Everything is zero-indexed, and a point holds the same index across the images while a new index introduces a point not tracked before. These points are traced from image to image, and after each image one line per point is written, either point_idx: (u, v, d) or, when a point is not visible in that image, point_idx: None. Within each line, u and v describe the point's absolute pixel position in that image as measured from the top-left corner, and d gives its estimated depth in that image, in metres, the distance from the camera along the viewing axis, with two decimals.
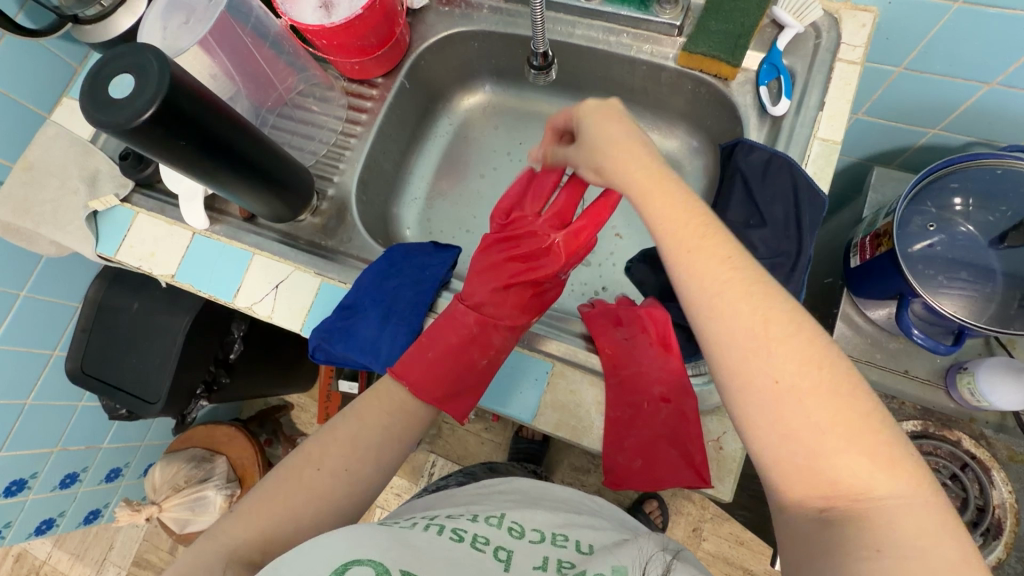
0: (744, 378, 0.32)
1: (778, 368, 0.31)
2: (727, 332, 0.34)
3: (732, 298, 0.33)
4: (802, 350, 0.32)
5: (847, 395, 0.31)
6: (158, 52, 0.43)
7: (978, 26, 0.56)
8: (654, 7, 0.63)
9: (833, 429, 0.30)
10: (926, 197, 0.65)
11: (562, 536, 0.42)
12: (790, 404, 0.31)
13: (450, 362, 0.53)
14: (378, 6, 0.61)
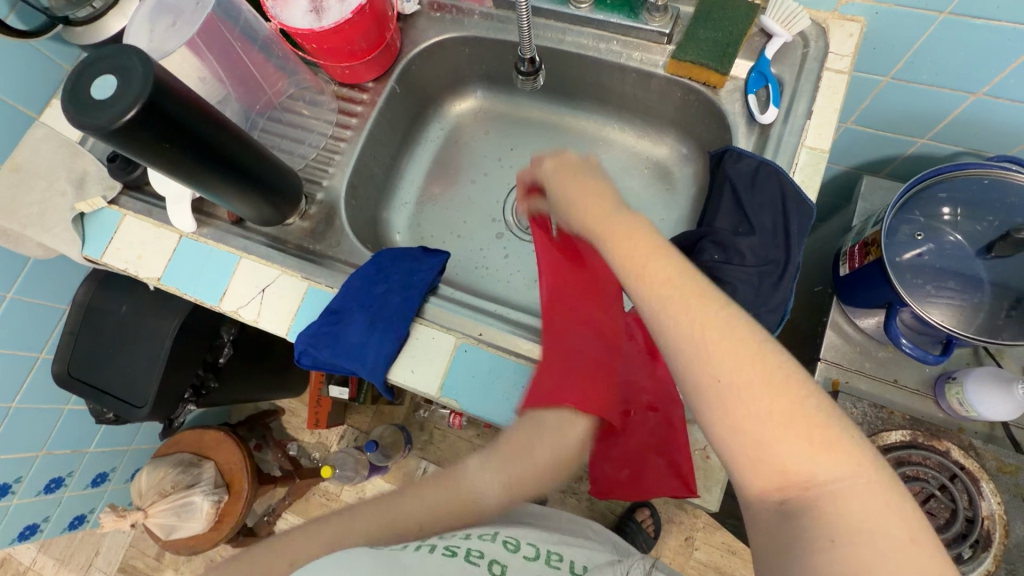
0: (695, 380, 0.32)
1: (719, 366, 0.31)
2: (683, 343, 0.32)
3: (675, 305, 0.33)
4: (733, 339, 0.31)
5: (780, 382, 0.30)
6: (141, 53, 0.43)
7: (963, 37, 0.57)
8: (644, 15, 0.63)
9: (772, 416, 0.30)
10: (913, 206, 0.65)
11: (556, 555, 0.45)
12: (731, 398, 0.30)
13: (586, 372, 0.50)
14: (368, 10, 0.61)
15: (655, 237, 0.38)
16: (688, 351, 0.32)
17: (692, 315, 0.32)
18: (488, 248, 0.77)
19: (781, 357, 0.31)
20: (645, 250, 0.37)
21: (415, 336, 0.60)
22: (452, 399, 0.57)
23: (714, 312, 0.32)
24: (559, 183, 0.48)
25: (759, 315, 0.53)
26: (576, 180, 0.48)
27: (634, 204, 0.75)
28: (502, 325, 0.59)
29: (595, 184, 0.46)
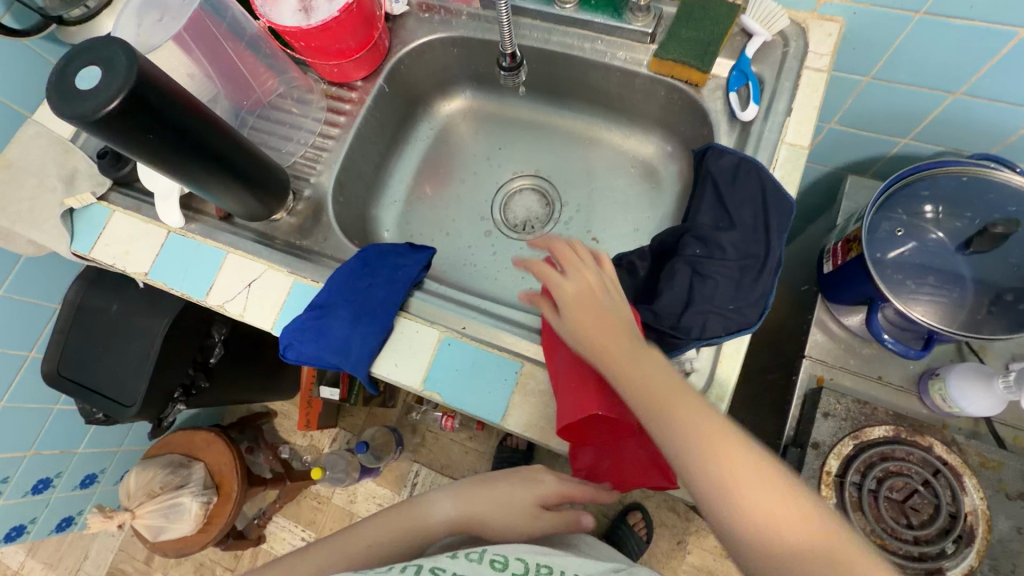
0: (722, 504, 0.37)
1: (740, 494, 0.37)
2: (707, 476, 0.38)
3: (696, 440, 0.39)
4: (778, 505, 0.37)
5: (784, 497, 0.37)
6: (127, 45, 0.43)
7: (939, 36, 0.58)
8: (627, 15, 0.65)
9: (789, 531, 0.36)
10: (896, 203, 0.66)
11: (546, 568, 0.42)
12: (751, 513, 0.36)
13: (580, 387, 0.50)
14: (355, 9, 0.62)
15: (665, 372, 0.42)
16: (707, 480, 0.38)
17: (707, 442, 0.38)
18: (476, 246, 0.77)
19: (783, 478, 0.37)
20: (661, 383, 0.42)
21: (400, 330, 0.60)
22: (435, 392, 0.57)
23: (750, 463, 0.38)
24: (581, 326, 0.46)
25: (739, 309, 0.54)
26: (589, 310, 0.46)
27: (620, 202, 0.75)
28: (486, 319, 0.60)
29: (609, 317, 0.46)
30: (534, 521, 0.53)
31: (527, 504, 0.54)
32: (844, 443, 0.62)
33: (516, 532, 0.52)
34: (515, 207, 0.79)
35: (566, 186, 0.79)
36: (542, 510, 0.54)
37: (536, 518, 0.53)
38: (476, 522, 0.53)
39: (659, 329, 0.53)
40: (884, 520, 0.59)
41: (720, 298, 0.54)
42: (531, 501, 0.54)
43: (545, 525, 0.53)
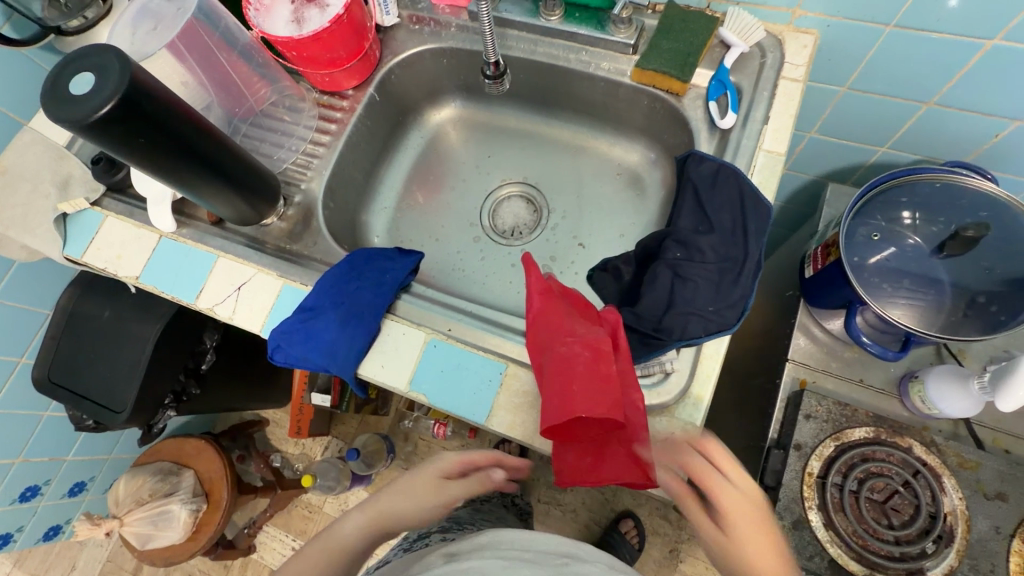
0: None
1: None
2: None
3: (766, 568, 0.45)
4: None
5: None
6: (120, 53, 0.45)
7: (909, 48, 0.60)
8: (610, 27, 0.67)
9: None
10: (874, 209, 0.67)
11: None
12: None
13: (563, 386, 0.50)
14: (346, 20, 0.64)
15: (760, 509, 0.48)
16: None
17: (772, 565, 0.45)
18: (465, 251, 0.78)
19: None
20: (761, 524, 0.47)
21: (386, 332, 0.61)
22: (420, 393, 0.58)
23: None
24: (736, 519, 0.47)
25: (718, 310, 0.55)
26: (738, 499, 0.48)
27: (606, 209, 0.77)
28: (472, 321, 0.61)
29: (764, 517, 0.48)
30: (440, 491, 0.56)
31: (429, 480, 0.57)
32: (826, 444, 0.63)
33: (427, 507, 0.55)
34: (503, 214, 0.80)
35: (554, 193, 0.80)
36: (448, 481, 0.57)
37: (441, 488, 0.56)
38: (388, 521, 0.53)
39: (641, 331, 0.55)
40: (865, 520, 0.59)
41: (700, 300, 0.56)
42: (433, 477, 0.57)
43: (455, 489, 0.57)
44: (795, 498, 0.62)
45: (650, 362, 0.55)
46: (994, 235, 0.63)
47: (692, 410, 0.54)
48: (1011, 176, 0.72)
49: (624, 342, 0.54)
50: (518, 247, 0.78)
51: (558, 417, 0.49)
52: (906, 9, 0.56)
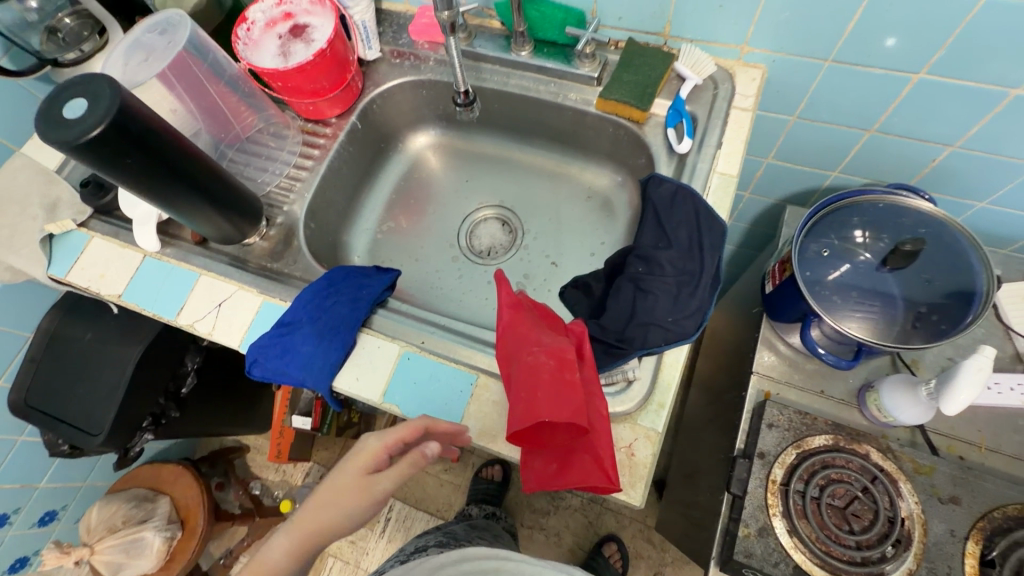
0: None
1: None
2: None
3: None
4: None
5: None
6: (112, 81, 0.48)
7: (847, 81, 0.66)
8: (575, 61, 0.72)
9: None
10: (826, 228, 0.71)
11: None
12: None
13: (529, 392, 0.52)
14: (329, 53, 0.69)
15: None
16: None
17: None
18: (443, 270, 0.81)
19: None
20: None
21: (362, 345, 0.63)
22: (394, 403, 0.60)
23: None
24: None
25: (677, 321, 0.58)
26: None
27: (578, 229, 0.81)
28: (444, 334, 0.63)
29: None
30: (370, 490, 0.50)
31: (354, 481, 0.51)
32: (788, 453, 0.66)
33: (359, 511, 0.49)
34: (479, 235, 0.84)
35: (528, 215, 0.84)
36: (376, 474, 0.52)
37: (369, 485, 0.50)
38: (318, 535, 0.48)
39: (605, 342, 0.58)
40: (827, 526, 0.61)
41: (659, 311, 0.59)
42: (356, 475, 0.51)
43: (386, 483, 0.51)
44: (759, 505, 0.64)
45: (614, 370, 0.57)
46: (933, 249, 0.67)
47: (655, 417, 0.56)
48: (951, 198, 0.77)
49: (588, 350, 0.57)
50: (494, 267, 0.81)
51: (522, 422, 0.50)
52: (840, 46, 0.62)
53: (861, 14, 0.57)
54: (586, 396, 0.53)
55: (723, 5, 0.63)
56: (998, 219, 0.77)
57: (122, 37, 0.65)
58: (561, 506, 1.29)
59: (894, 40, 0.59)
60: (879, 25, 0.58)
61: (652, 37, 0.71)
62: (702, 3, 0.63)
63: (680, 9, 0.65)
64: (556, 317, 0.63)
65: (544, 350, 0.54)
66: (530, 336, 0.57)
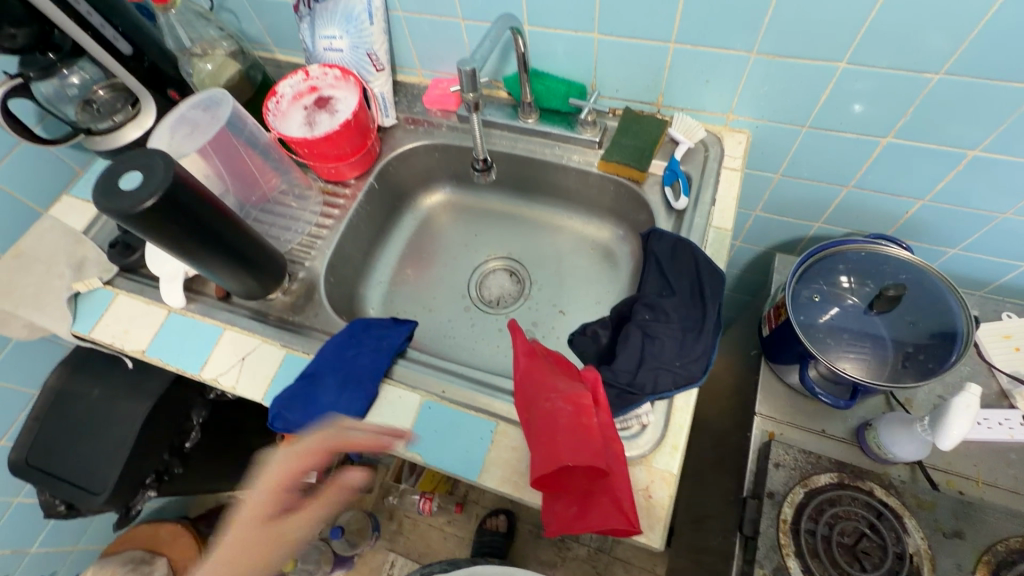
0: None
1: None
2: None
3: None
4: None
5: None
6: (165, 155, 0.53)
7: (822, 144, 0.73)
8: (578, 126, 0.79)
9: None
10: (815, 275, 0.77)
11: None
12: None
13: (549, 437, 0.54)
14: (352, 123, 0.75)
15: None
16: None
17: None
18: (455, 320, 0.85)
19: None
20: None
21: (383, 396, 0.65)
22: (417, 452, 0.61)
23: None
24: None
25: (685, 364, 0.61)
26: None
27: (583, 279, 0.85)
28: (464, 383, 0.65)
29: None
30: (281, 533, 0.60)
31: (258, 529, 0.59)
32: (796, 491, 0.68)
33: (279, 552, 0.59)
34: (489, 286, 0.88)
35: (534, 267, 0.89)
36: (281, 518, 0.61)
37: (278, 529, 0.60)
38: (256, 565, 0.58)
39: (617, 386, 0.60)
40: (839, 564, 0.63)
41: (667, 356, 0.62)
42: (259, 523, 0.60)
43: (298, 525, 0.61)
44: (772, 545, 0.66)
45: (629, 415, 0.60)
46: (915, 293, 0.73)
47: (669, 458, 0.58)
48: (927, 245, 0.84)
49: (603, 395, 0.59)
50: (505, 315, 0.85)
51: (545, 466, 0.53)
52: (816, 114, 0.69)
53: (831, 87, 0.65)
54: (603, 440, 0.56)
55: (709, 80, 0.71)
56: (971, 264, 0.83)
57: (170, 114, 0.72)
58: (569, 557, 1.26)
59: (862, 106, 0.66)
60: (847, 95, 0.65)
61: (646, 106, 0.78)
62: (691, 78, 0.71)
63: (671, 83, 0.73)
64: (570, 365, 0.66)
65: (562, 396, 0.57)
66: (548, 383, 0.59)
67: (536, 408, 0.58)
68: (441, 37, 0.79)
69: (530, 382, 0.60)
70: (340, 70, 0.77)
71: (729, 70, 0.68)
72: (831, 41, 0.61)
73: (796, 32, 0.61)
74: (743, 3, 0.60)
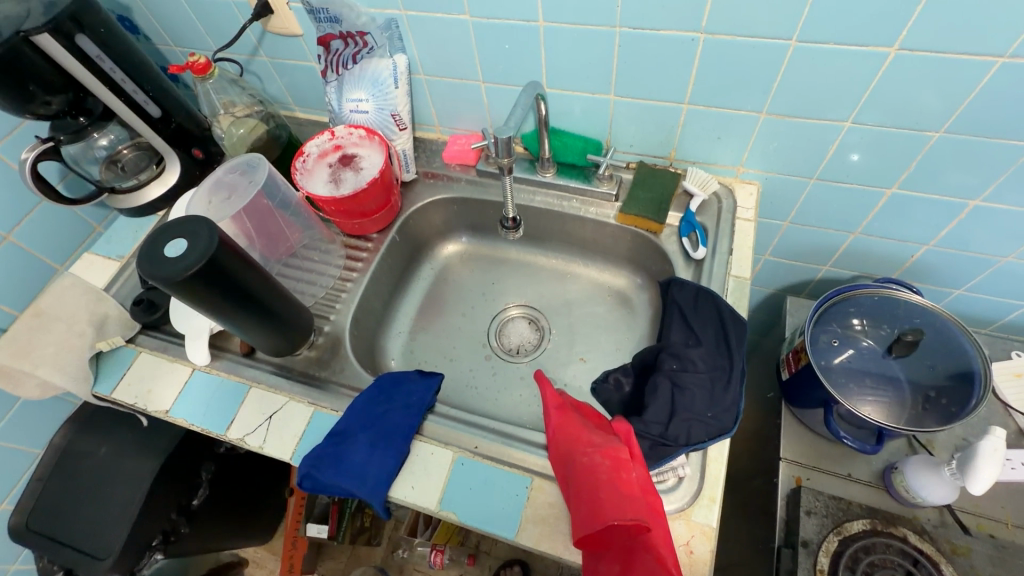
0: None
1: None
2: None
3: None
4: None
5: None
6: (208, 222, 0.55)
7: (830, 195, 0.77)
8: (594, 180, 0.83)
9: None
10: (830, 318, 0.79)
11: None
12: None
13: (588, 492, 0.54)
14: (379, 182, 0.78)
15: None
16: None
17: None
18: (477, 370, 0.85)
19: None
20: None
21: (415, 453, 0.65)
22: (451, 510, 0.61)
23: None
24: None
25: (716, 415, 0.62)
26: None
27: (601, 326, 0.87)
28: (496, 437, 0.66)
29: None
30: None
31: None
32: (830, 539, 0.68)
33: None
34: (509, 334, 0.89)
35: (553, 314, 0.90)
36: None
37: None
38: None
39: (650, 438, 0.61)
40: None
41: (698, 406, 0.63)
42: None
43: None
44: None
45: (664, 468, 0.61)
46: (929, 338, 0.74)
47: (707, 511, 0.58)
48: (933, 287, 0.87)
49: (637, 448, 0.59)
50: (526, 364, 0.85)
51: (589, 525, 0.52)
52: (822, 168, 0.73)
53: (836, 143, 0.69)
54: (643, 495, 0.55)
55: (721, 136, 0.75)
56: (976, 303, 0.86)
57: (207, 178, 0.75)
58: None
59: (860, 156, 0.70)
60: (851, 151, 0.69)
61: (659, 159, 0.82)
62: (703, 134, 0.75)
63: (684, 140, 0.77)
64: (601, 417, 0.66)
65: (598, 449, 0.57)
66: (582, 436, 0.60)
67: (573, 463, 0.58)
68: (462, 97, 0.83)
69: (564, 436, 0.61)
70: (365, 130, 0.80)
71: (739, 128, 0.72)
72: (837, 104, 0.64)
73: (804, 95, 0.65)
74: (752, 70, 0.64)
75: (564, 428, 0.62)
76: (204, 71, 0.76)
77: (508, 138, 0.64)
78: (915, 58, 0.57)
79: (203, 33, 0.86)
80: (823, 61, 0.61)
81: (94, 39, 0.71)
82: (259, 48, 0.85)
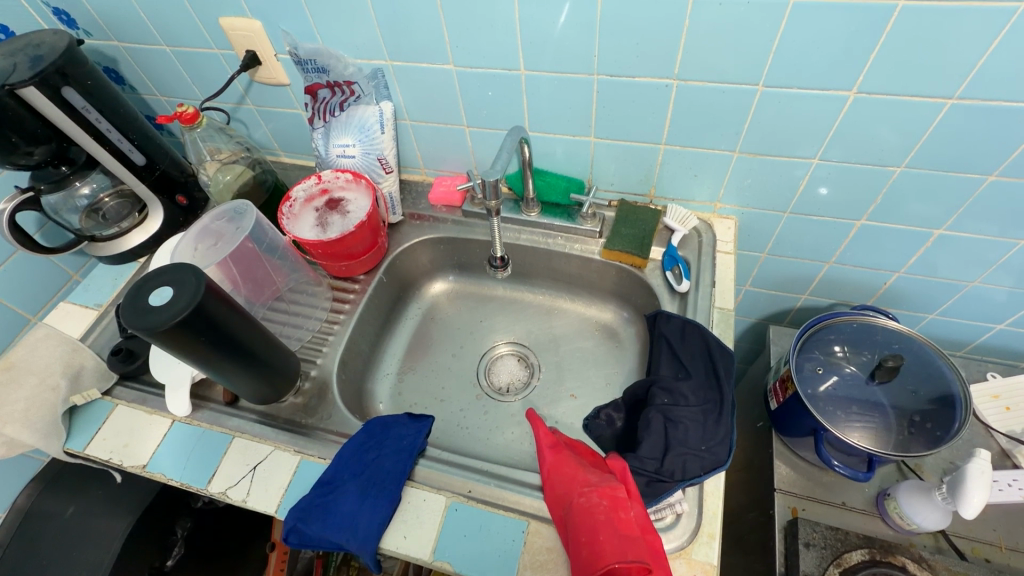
0: None
1: None
2: None
3: None
4: None
5: None
6: (196, 270, 0.55)
7: (804, 227, 0.80)
8: (577, 218, 0.85)
9: None
10: (812, 345, 0.80)
11: None
12: None
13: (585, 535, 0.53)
14: (367, 224, 0.79)
15: None
16: None
17: None
18: (468, 410, 0.83)
19: None
20: None
21: (407, 501, 0.63)
22: (445, 560, 0.59)
23: None
24: None
25: (710, 448, 0.62)
26: None
27: (589, 361, 0.87)
28: (489, 479, 0.64)
29: None
30: None
31: None
32: (831, 572, 0.66)
33: None
34: (498, 372, 0.88)
35: (542, 350, 0.90)
36: None
37: None
38: None
39: (647, 474, 0.60)
40: None
41: (692, 440, 0.63)
42: None
43: None
44: None
45: (661, 505, 0.60)
46: (909, 363, 0.76)
47: (707, 548, 0.57)
48: (907, 311, 0.89)
49: (633, 486, 0.58)
50: (517, 402, 0.84)
51: (588, 569, 0.51)
52: (795, 203, 0.76)
53: (806, 178, 0.72)
54: (641, 535, 0.54)
55: (697, 174, 0.78)
56: (950, 327, 0.89)
57: (194, 224, 0.75)
58: None
59: (828, 190, 0.73)
60: (821, 185, 0.73)
61: (640, 198, 0.85)
62: (680, 172, 0.78)
63: (662, 178, 0.80)
64: (595, 455, 0.66)
65: (594, 488, 0.56)
66: (577, 477, 0.59)
67: (569, 505, 0.56)
68: (448, 141, 0.85)
69: (559, 480, 0.60)
70: (351, 173, 0.81)
71: (714, 166, 0.75)
72: (804, 143, 0.68)
73: (772, 134, 0.68)
74: (724, 112, 0.68)
75: (558, 471, 0.61)
76: (191, 122, 0.77)
77: (494, 181, 0.65)
78: (873, 98, 0.61)
79: (190, 83, 0.88)
80: (788, 104, 0.64)
81: (80, 91, 0.72)
82: (246, 96, 0.87)
